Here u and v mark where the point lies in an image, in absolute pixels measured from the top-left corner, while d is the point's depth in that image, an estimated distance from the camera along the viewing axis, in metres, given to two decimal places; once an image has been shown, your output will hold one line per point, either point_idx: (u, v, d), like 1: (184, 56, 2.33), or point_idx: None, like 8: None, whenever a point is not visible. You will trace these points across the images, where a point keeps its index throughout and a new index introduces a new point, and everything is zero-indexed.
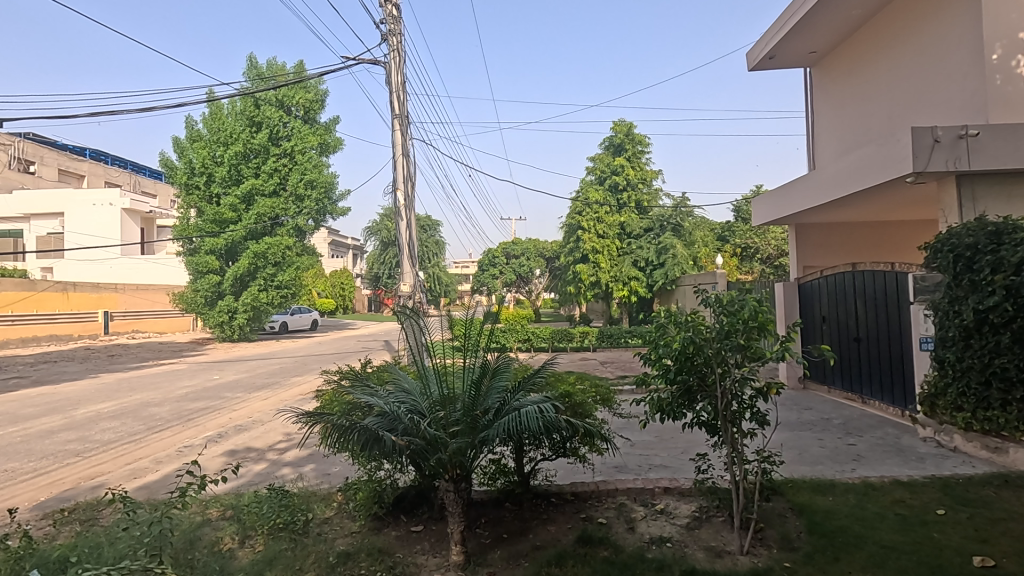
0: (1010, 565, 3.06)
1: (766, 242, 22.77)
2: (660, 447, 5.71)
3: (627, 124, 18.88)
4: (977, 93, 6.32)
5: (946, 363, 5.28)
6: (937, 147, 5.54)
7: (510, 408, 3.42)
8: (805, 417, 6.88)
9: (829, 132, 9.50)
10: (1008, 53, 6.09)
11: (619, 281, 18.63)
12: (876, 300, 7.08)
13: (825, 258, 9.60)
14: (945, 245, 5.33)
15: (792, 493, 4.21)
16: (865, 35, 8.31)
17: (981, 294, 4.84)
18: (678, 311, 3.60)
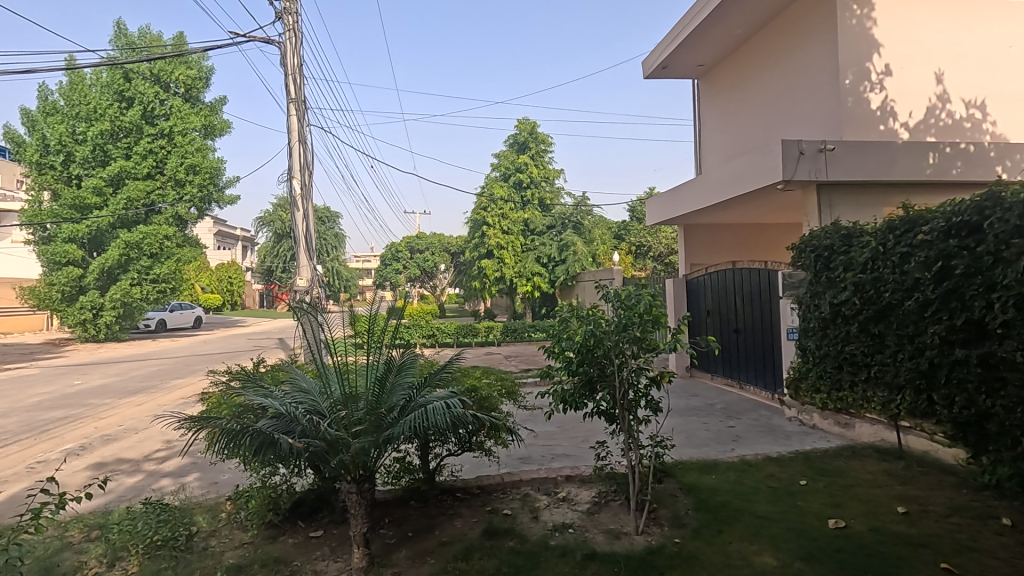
0: (856, 525, 3.53)
1: (657, 240, 24.46)
2: (563, 437, 5.90)
3: (531, 123, 19.39)
4: (832, 112, 7.17)
5: (807, 350, 6.09)
6: (802, 158, 6.21)
7: (415, 405, 3.36)
8: (692, 403, 7.46)
9: (713, 141, 10.32)
10: (857, 80, 6.98)
11: (523, 276, 18.96)
12: (752, 295, 7.79)
13: (709, 257, 10.42)
14: (807, 246, 6.09)
15: (682, 474, 4.55)
16: (744, 53, 9.11)
17: (835, 290, 5.54)
18: (579, 306, 3.76)
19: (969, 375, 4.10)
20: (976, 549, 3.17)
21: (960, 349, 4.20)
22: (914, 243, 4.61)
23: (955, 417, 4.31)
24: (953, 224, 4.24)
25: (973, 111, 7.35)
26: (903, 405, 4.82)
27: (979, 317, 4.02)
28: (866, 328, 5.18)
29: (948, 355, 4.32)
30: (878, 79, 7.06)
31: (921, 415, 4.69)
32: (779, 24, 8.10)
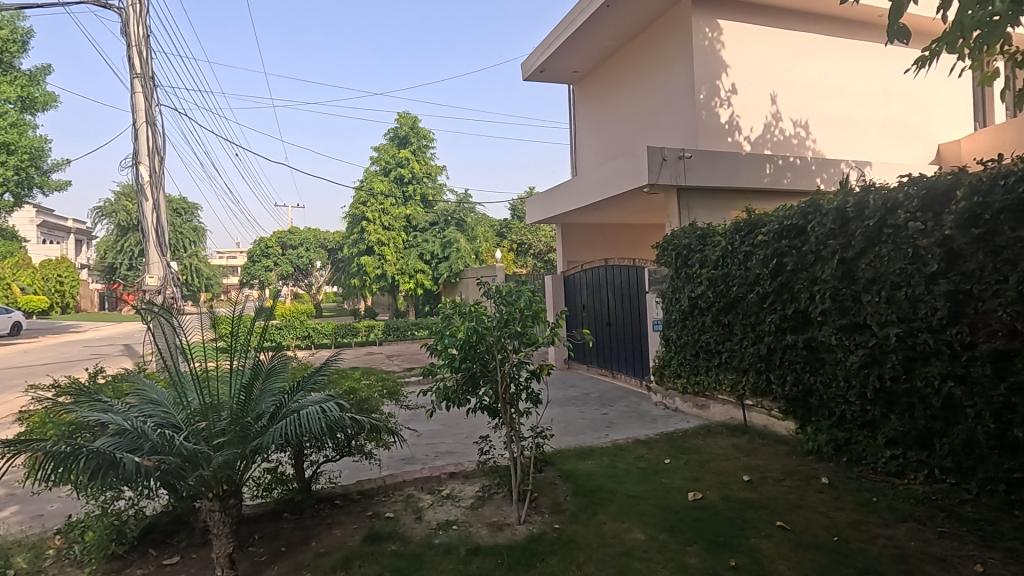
0: (711, 495, 3.94)
1: (537, 239, 25.29)
2: (446, 435, 5.89)
3: (412, 117, 19.02)
4: (689, 124, 7.91)
5: (671, 339, 6.66)
6: (664, 164, 6.77)
7: (286, 412, 3.16)
8: (570, 393, 7.82)
9: (587, 145, 10.88)
10: (710, 96, 7.78)
11: (405, 273, 18.54)
12: (623, 290, 8.34)
13: (585, 254, 10.98)
14: (668, 245, 6.65)
15: (561, 462, 4.76)
16: (614, 64, 9.72)
17: (693, 285, 6.13)
18: (462, 303, 3.79)
19: (796, 357, 4.81)
20: (803, 506, 3.69)
21: (791, 335, 4.85)
22: (755, 243, 5.22)
23: (787, 394, 4.98)
24: (785, 226, 4.88)
25: (800, 129, 8.49)
26: (747, 385, 5.47)
27: (804, 306, 4.68)
28: (718, 318, 5.78)
29: (781, 340, 4.97)
30: (726, 96, 7.93)
31: (761, 393, 5.35)
32: (645, 39, 8.76)
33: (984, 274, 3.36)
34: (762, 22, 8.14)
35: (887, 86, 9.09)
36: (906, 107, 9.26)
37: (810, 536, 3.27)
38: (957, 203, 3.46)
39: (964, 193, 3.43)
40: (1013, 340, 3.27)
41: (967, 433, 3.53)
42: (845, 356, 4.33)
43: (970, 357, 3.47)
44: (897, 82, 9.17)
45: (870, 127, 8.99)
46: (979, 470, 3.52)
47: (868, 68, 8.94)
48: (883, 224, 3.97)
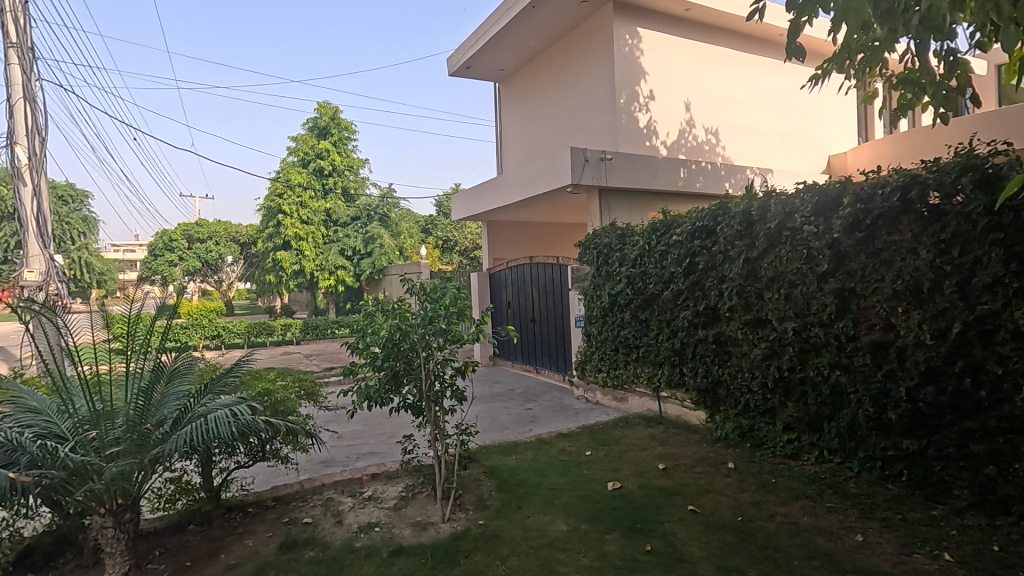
0: (629, 484, 4.11)
1: (463, 236, 25.21)
2: (368, 435, 5.74)
3: (333, 107, 18.34)
4: (610, 126, 8.18)
5: (592, 335, 6.87)
6: (587, 165, 6.96)
7: (191, 417, 2.95)
8: (495, 390, 7.86)
9: (512, 143, 10.96)
10: (629, 101, 8.10)
11: (325, 269, 17.82)
12: (547, 287, 8.49)
13: (510, 252, 11.07)
14: (590, 244, 6.84)
15: (485, 458, 4.78)
16: (539, 65, 9.87)
17: (613, 282, 6.36)
18: (385, 300, 3.71)
19: (707, 350, 5.11)
20: (711, 490, 3.94)
21: (702, 330, 5.16)
22: (670, 242, 5.49)
23: (698, 385, 5.28)
24: (697, 228, 5.17)
25: (710, 136, 9.01)
26: (662, 378, 5.75)
27: (714, 303, 4.99)
28: (636, 315, 6.03)
29: (693, 335, 5.27)
30: (644, 102, 8.28)
31: (675, 385, 5.63)
32: (569, 42, 8.96)
33: (866, 273, 3.74)
34: (678, 33, 8.56)
35: (786, 100, 9.87)
36: (802, 120, 10.09)
37: (718, 518, 3.50)
38: (844, 209, 3.83)
39: (850, 199, 3.80)
40: (888, 332, 3.67)
41: (852, 417, 3.91)
42: (750, 349, 4.66)
43: (854, 348, 3.85)
44: (795, 97, 9.98)
45: (772, 137, 9.71)
46: (861, 450, 3.90)
47: (770, 83, 9.65)
48: (783, 227, 4.31)
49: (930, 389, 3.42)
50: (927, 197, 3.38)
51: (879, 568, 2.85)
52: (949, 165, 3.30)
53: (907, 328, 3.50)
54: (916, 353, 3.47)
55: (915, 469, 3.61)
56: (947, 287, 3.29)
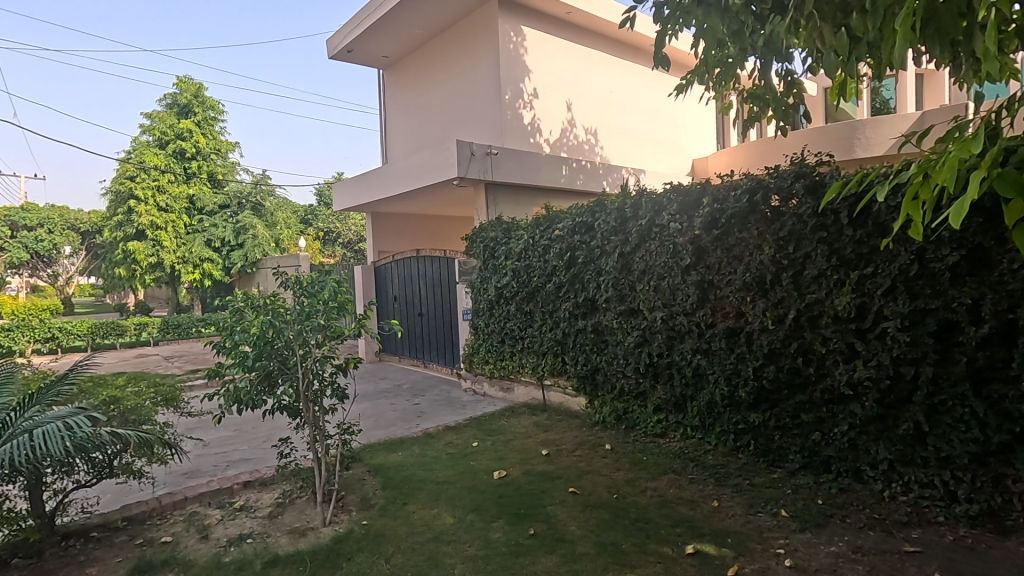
0: (514, 472, 4.23)
1: (346, 228, 24.22)
2: (240, 441, 5.32)
3: (196, 85, 16.89)
4: (496, 122, 8.27)
5: (479, 327, 6.93)
6: (472, 158, 6.98)
7: (12, 433, 2.53)
8: (380, 386, 7.66)
9: (397, 133, 10.66)
10: (514, 97, 8.26)
11: (188, 263, 16.12)
12: (434, 280, 8.42)
13: (395, 244, 10.80)
14: (477, 237, 6.89)
15: (370, 456, 4.65)
16: (424, 54, 9.69)
17: (499, 275, 6.47)
18: (256, 295, 3.46)
19: (586, 339, 5.39)
20: (590, 471, 4.17)
21: (581, 320, 5.43)
22: (553, 237, 5.70)
23: (578, 372, 5.55)
24: (577, 223, 5.42)
25: (590, 136, 9.46)
26: (546, 367, 5.96)
27: (592, 295, 5.27)
28: (521, 307, 6.19)
29: (574, 325, 5.52)
30: (528, 99, 8.49)
31: (557, 373, 5.87)
32: (455, 34, 8.91)
33: (721, 266, 4.18)
34: (560, 35, 8.88)
35: (656, 106, 10.66)
36: (669, 125, 10.97)
37: (596, 496, 3.72)
38: (704, 209, 4.23)
39: (708, 200, 4.20)
40: (738, 319, 4.12)
41: (709, 396, 4.35)
42: (624, 337, 5.00)
43: (711, 334, 4.28)
44: (664, 104, 10.82)
45: (644, 139, 10.44)
46: (717, 425, 4.35)
47: (642, 89, 10.37)
48: (652, 223, 4.67)
49: (771, 367, 3.90)
50: (769, 200, 3.85)
51: (731, 529, 3.21)
52: (786, 172, 3.77)
53: (754, 315, 3.96)
54: (760, 336, 3.93)
55: (759, 438, 4.10)
56: (784, 279, 3.78)
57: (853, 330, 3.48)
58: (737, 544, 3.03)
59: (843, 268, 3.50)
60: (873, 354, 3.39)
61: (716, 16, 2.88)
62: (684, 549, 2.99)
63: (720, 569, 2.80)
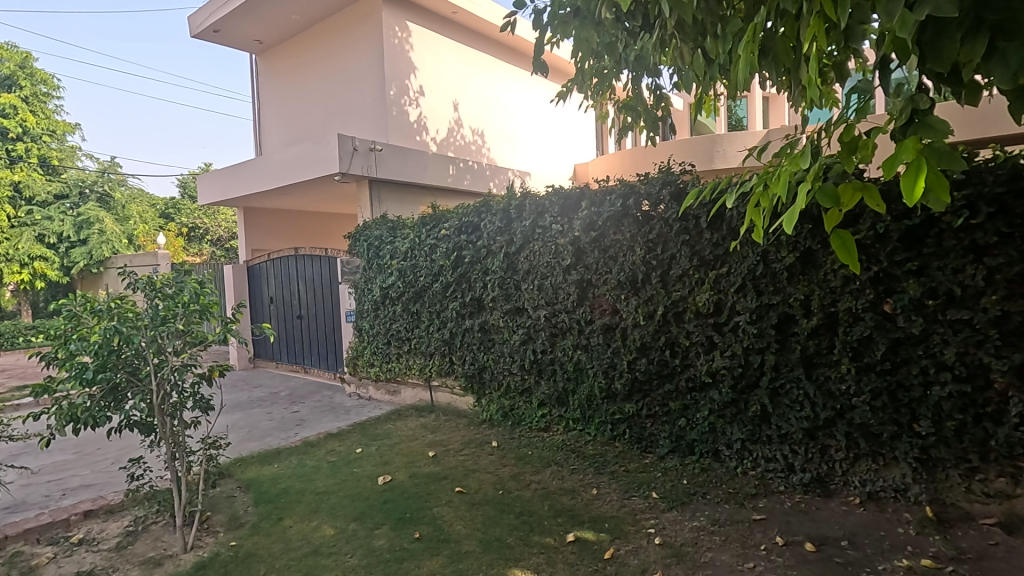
0: (400, 476, 4.13)
1: (216, 225, 22.24)
2: (81, 464, 4.66)
3: (21, 53, 14.50)
4: (380, 117, 8.04)
5: (364, 329, 6.70)
6: (355, 154, 6.72)
7: None
8: (254, 395, 7.09)
9: (272, 124, 9.94)
10: (399, 93, 8.09)
11: (13, 261, 13.44)
12: (314, 281, 7.99)
13: (271, 243, 10.07)
14: (360, 236, 6.64)
15: (240, 471, 4.30)
16: (302, 42, 9.15)
17: (384, 275, 6.30)
18: (97, 298, 3.04)
19: (473, 338, 5.43)
20: (476, 470, 4.20)
21: (468, 320, 5.45)
22: (439, 236, 5.66)
23: (465, 371, 5.56)
24: (463, 223, 5.43)
25: (477, 137, 9.55)
26: (433, 367, 5.90)
27: (479, 294, 5.32)
28: (407, 307, 6.08)
29: (461, 325, 5.53)
30: (414, 97, 8.36)
31: (444, 373, 5.83)
32: (336, 24, 8.52)
33: (599, 266, 4.42)
34: (446, 34, 8.87)
35: (540, 111, 11.03)
36: (551, 131, 11.41)
37: (481, 494, 3.75)
38: (583, 212, 4.45)
39: (586, 203, 4.43)
40: (614, 316, 4.40)
41: (589, 389, 4.58)
42: (509, 335, 5.10)
43: (590, 330, 4.51)
44: (546, 109, 11.22)
45: (529, 143, 10.76)
46: (596, 416, 4.59)
47: (527, 94, 10.67)
48: (535, 224, 4.81)
49: (643, 360, 4.20)
50: (640, 204, 4.13)
51: (607, 514, 3.40)
52: (654, 179, 4.07)
53: (627, 311, 4.24)
54: (633, 331, 4.22)
55: (634, 427, 4.39)
56: (654, 278, 4.08)
57: (711, 324, 3.86)
58: (613, 528, 3.22)
59: (702, 268, 3.86)
60: (728, 345, 3.78)
61: (590, 28, 3.04)
62: (565, 538, 3.12)
63: (598, 553, 2.95)
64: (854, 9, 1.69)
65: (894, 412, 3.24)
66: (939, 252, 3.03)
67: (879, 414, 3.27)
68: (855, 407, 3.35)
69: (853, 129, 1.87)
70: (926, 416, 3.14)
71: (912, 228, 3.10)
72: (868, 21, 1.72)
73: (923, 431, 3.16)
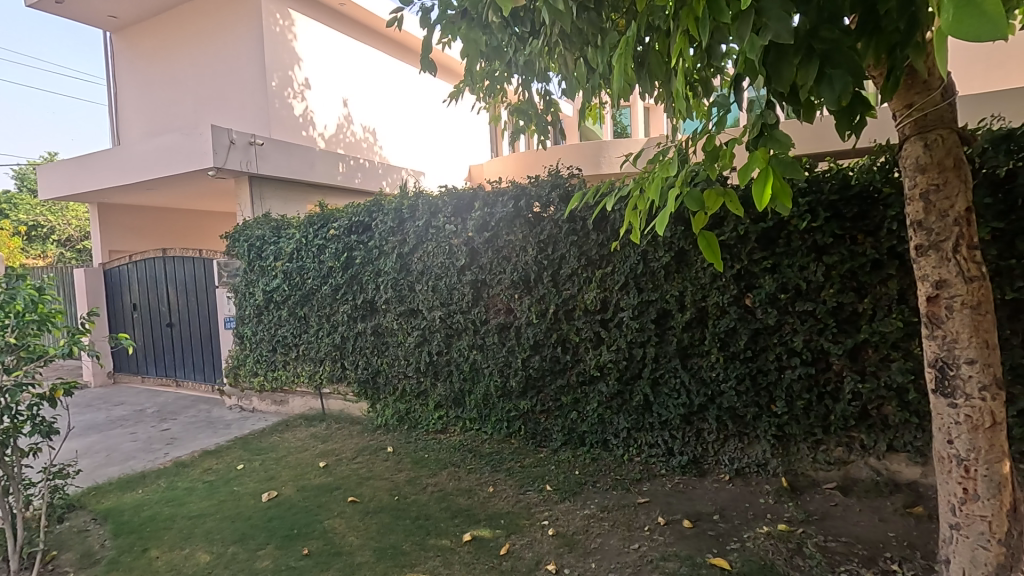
0: (287, 490, 3.89)
1: (64, 223, 19.60)
2: None
3: None
4: (260, 109, 7.51)
5: (245, 337, 6.23)
6: (232, 148, 6.23)
7: None
8: (113, 414, 6.32)
9: (132, 110, 8.91)
10: (282, 85, 7.63)
11: None
12: (186, 285, 7.29)
13: (133, 243, 9.03)
14: (240, 236, 6.15)
15: (96, 501, 3.81)
16: (168, 22, 8.30)
17: (267, 278, 5.91)
18: None
19: (366, 342, 5.26)
20: (371, 477, 4.06)
21: (361, 323, 5.28)
22: (327, 236, 5.41)
23: (358, 377, 5.37)
24: (352, 223, 5.23)
25: (368, 135, 9.25)
26: (324, 374, 5.63)
27: (371, 296, 5.17)
28: (294, 311, 5.75)
29: (352, 329, 5.34)
30: (299, 89, 7.93)
31: (336, 380, 5.58)
32: (208, 6, 7.84)
33: (492, 266, 4.47)
34: (333, 25, 8.53)
35: (432, 110, 10.95)
36: (444, 131, 11.36)
37: (376, 502, 3.64)
38: (475, 212, 4.48)
39: (479, 204, 4.46)
40: (508, 315, 4.48)
41: (485, 388, 4.63)
42: (404, 337, 5.01)
43: (485, 330, 4.56)
44: (438, 109, 11.17)
45: (422, 143, 10.63)
46: (492, 414, 4.64)
47: (419, 92, 10.54)
48: (428, 225, 4.77)
49: (536, 357, 4.33)
50: (531, 206, 4.23)
51: (503, 510, 3.45)
52: (544, 181, 4.19)
53: (521, 310, 4.35)
54: (527, 329, 4.33)
55: (529, 422, 4.50)
56: (546, 278, 4.21)
57: (598, 320, 4.06)
58: (508, 524, 3.27)
59: (589, 267, 4.04)
60: (614, 340, 4.00)
61: (478, 30, 3.00)
62: (461, 538, 3.12)
63: (495, 551, 2.98)
64: (712, 32, 1.85)
65: (755, 394, 3.61)
66: (788, 251, 3.42)
67: (743, 397, 3.64)
68: (723, 392, 3.69)
69: (714, 140, 2.06)
70: (781, 397, 3.54)
71: (767, 230, 3.46)
72: (724, 43, 1.89)
73: (778, 410, 3.55)
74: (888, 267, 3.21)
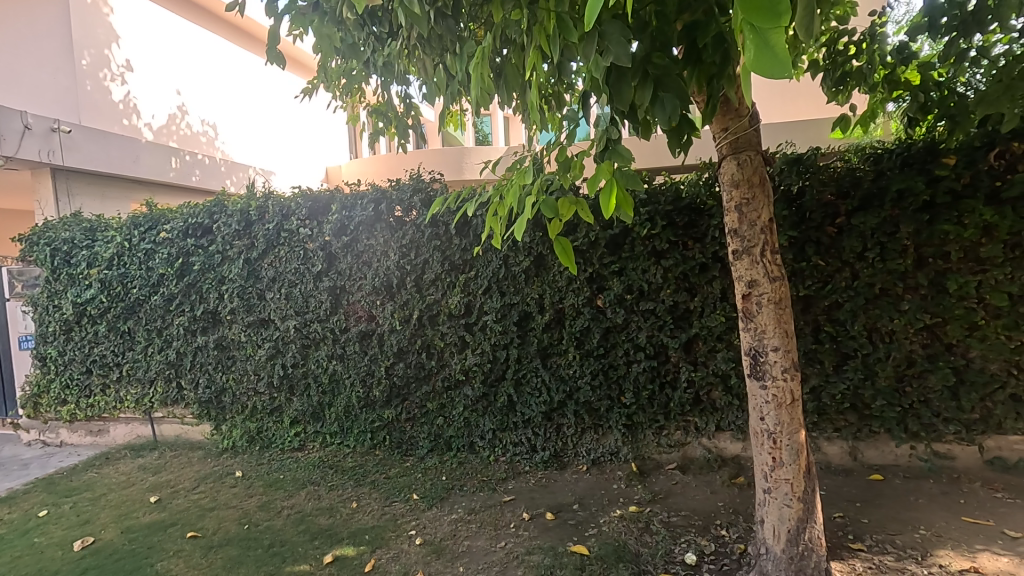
0: (107, 534, 3.35)
1: None
2: None
3: None
4: (65, 90, 6.41)
5: (49, 358, 5.25)
6: (27, 134, 5.25)
7: None
8: None
9: None
10: (95, 65, 6.61)
11: None
12: None
13: None
14: (40, 238, 5.17)
15: None
16: None
17: (78, 287, 5.05)
18: None
19: (208, 358, 4.74)
20: (215, 507, 3.66)
21: (200, 337, 4.74)
22: (157, 240, 4.78)
23: (198, 397, 4.80)
24: (188, 225, 4.69)
25: (207, 129, 8.37)
26: (155, 396, 4.94)
27: (213, 307, 4.66)
28: (115, 326, 4.99)
29: (190, 343, 4.77)
30: (118, 71, 6.93)
31: (170, 402, 4.93)
32: None
33: (352, 272, 4.29)
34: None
35: (282, 105, 10.23)
36: (296, 127, 10.67)
37: (221, 534, 3.28)
38: (333, 215, 4.27)
39: (337, 207, 4.26)
40: (370, 322, 4.32)
41: (346, 400, 4.42)
42: (253, 350, 4.60)
43: (345, 339, 4.36)
44: (289, 104, 10.47)
45: (271, 139, 9.87)
46: (354, 426, 4.45)
47: (265, 85, 9.78)
48: (280, 228, 4.44)
49: (400, 365, 4.24)
50: (393, 210, 4.13)
51: (368, 525, 3.31)
52: (405, 185, 4.12)
53: (383, 317, 4.22)
54: (390, 337, 4.23)
55: (393, 432, 4.38)
56: (409, 283, 4.14)
57: (462, 324, 4.09)
58: (373, 539, 3.15)
59: (453, 272, 4.06)
60: (478, 343, 4.06)
61: (330, 25, 2.82)
62: (321, 561, 2.93)
63: (358, 568, 2.85)
64: (562, 50, 1.97)
65: (607, 388, 3.90)
66: (633, 256, 3.75)
67: (597, 391, 3.91)
68: (580, 388, 3.94)
69: (566, 151, 2.19)
70: (630, 389, 3.86)
71: (614, 237, 3.77)
72: (572, 61, 2.02)
73: (627, 401, 3.87)
74: (712, 269, 3.67)
